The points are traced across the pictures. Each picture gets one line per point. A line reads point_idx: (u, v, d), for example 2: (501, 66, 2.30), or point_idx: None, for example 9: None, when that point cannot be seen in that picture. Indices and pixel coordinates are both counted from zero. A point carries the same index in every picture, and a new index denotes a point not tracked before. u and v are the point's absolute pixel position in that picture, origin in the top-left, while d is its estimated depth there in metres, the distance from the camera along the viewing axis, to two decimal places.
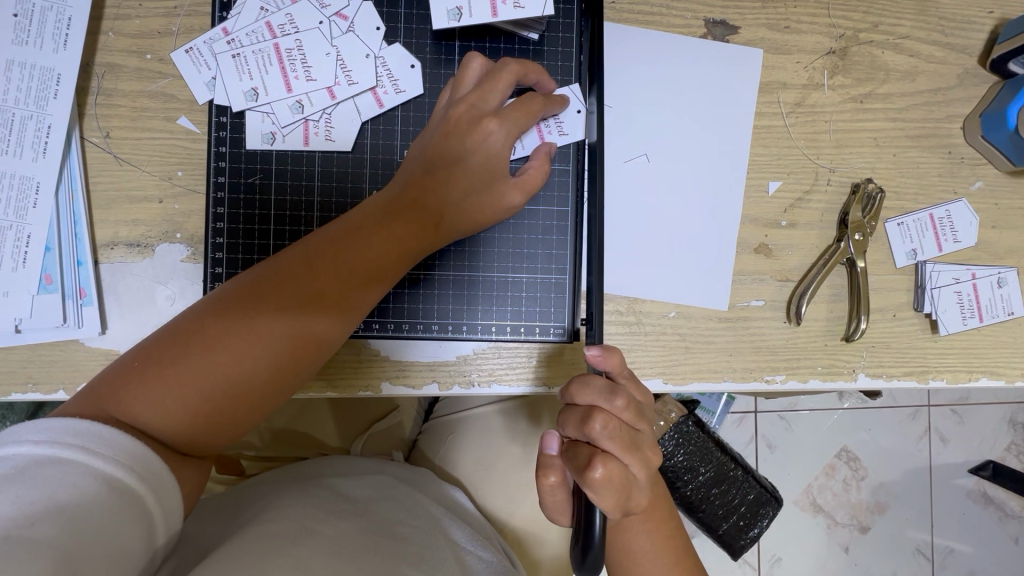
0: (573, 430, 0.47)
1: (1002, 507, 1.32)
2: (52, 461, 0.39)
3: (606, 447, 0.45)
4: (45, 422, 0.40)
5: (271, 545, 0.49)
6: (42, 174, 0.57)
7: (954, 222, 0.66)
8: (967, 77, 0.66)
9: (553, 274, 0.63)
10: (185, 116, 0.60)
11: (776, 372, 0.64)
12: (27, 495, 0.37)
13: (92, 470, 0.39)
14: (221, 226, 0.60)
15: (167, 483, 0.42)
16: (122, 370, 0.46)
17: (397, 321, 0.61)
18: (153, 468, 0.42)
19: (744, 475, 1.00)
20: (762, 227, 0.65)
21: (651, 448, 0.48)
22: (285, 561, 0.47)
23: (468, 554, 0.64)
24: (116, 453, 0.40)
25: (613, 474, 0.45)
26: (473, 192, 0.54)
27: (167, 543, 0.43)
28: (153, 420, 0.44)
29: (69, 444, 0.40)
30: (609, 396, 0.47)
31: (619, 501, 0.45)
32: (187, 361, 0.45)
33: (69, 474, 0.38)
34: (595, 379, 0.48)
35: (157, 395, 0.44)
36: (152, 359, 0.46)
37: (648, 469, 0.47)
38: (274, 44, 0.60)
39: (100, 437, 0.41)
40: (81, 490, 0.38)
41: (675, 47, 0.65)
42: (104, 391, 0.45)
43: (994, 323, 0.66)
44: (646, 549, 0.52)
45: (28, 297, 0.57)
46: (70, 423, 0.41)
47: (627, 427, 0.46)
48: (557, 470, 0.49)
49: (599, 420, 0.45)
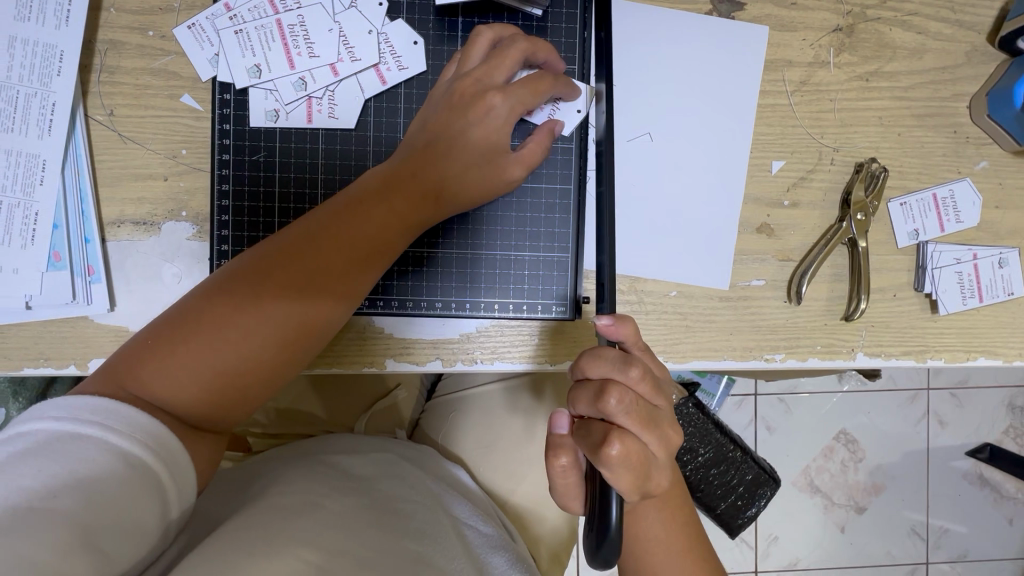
0: (587, 406, 0.47)
1: (998, 489, 1.34)
2: (71, 436, 0.40)
3: (621, 422, 0.46)
4: (66, 400, 0.42)
5: (277, 518, 0.50)
6: (49, 152, 0.58)
7: (957, 202, 0.65)
8: (975, 55, 0.66)
9: (556, 253, 0.63)
10: (189, 93, 0.60)
11: (776, 350, 0.65)
12: (49, 468, 0.38)
13: (109, 445, 0.40)
14: (226, 204, 0.60)
15: (181, 458, 0.43)
16: (136, 349, 0.47)
17: (402, 299, 0.62)
18: (166, 443, 0.43)
19: (744, 456, 1.02)
20: (764, 207, 0.65)
21: (669, 427, 0.48)
22: (290, 534, 0.48)
23: (468, 530, 0.66)
24: (131, 429, 0.42)
25: (630, 450, 0.45)
26: (476, 167, 0.55)
27: (182, 516, 0.44)
28: (166, 396, 0.45)
29: (88, 420, 0.41)
30: (623, 367, 0.47)
31: (637, 480, 0.46)
32: (199, 337, 0.46)
33: (88, 449, 0.40)
34: (608, 351, 0.48)
35: (170, 371, 0.46)
36: (165, 336, 0.47)
37: (666, 447, 0.48)
38: (276, 20, 0.60)
39: (119, 415, 0.42)
40: (98, 464, 0.39)
41: (681, 24, 0.64)
42: (119, 369, 0.46)
43: (993, 303, 0.66)
44: (656, 535, 0.53)
45: (37, 274, 0.58)
46: (88, 401, 0.42)
47: (643, 401, 0.47)
48: (569, 450, 0.50)
49: (614, 395, 0.46)
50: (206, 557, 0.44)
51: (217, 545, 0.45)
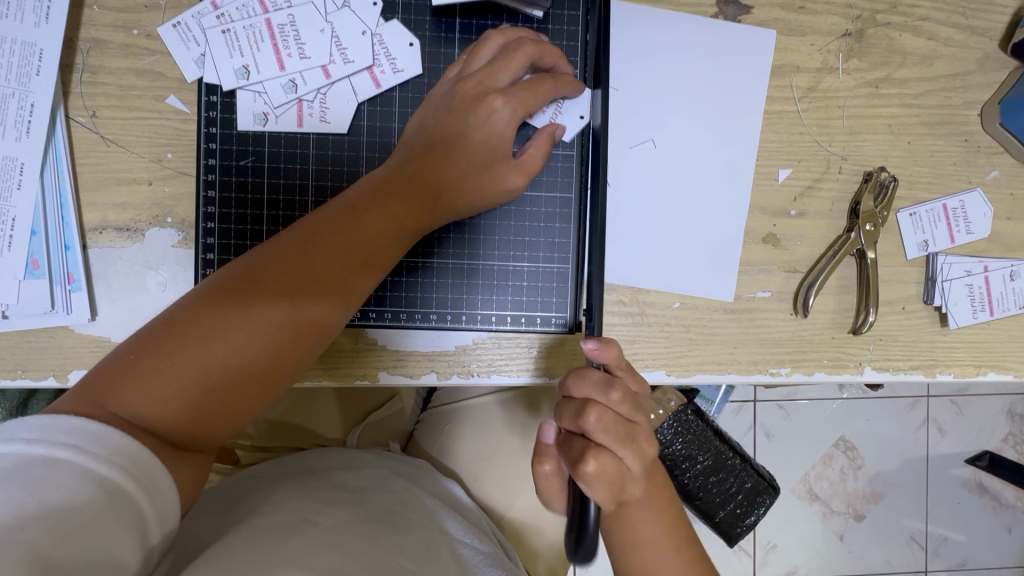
0: (567, 422, 0.46)
1: (997, 498, 1.32)
2: (44, 461, 0.38)
3: (598, 441, 0.44)
4: (37, 419, 0.39)
5: (266, 540, 0.48)
6: (27, 154, 0.55)
7: (968, 213, 0.64)
8: (987, 62, 0.64)
9: (555, 263, 0.61)
10: (174, 95, 0.58)
11: (782, 364, 0.63)
12: (19, 496, 0.36)
13: (86, 470, 0.38)
14: (212, 210, 0.58)
15: (162, 483, 0.41)
16: (117, 365, 0.44)
17: (395, 310, 0.60)
18: (147, 466, 0.41)
19: (744, 464, 1.00)
20: (770, 217, 0.63)
21: (648, 442, 0.46)
22: (280, 555, 0.46)
23: (464, 549, 0.64)
24: (110, 452, 0.39)
25: (606, 467, 0.44)
26: (476, 171, 0.53)
27: (164, 542, 0.42)
28: (149, 415, 0.43)
29: (62, 443, 0.39)
30: (605, 390, 0.45)
31: (611, 494, 0.45)
32: (185, 351, 0.44)
33: (62, 475, 0.38)
34: (592, 371, 0.46)
35: (154, 388, 0.43)
36: (147, 350, 0.44)
37: (644, 462, 0.46)
38: (266, 19, 0.57)
39: (96, 437, 0.40)
40: (74, 492, 0.37)
41: (685, 27, 0.62)
42: (97, 386, 0.43)
43: (1004, 316, 0.64)
44: (648, 537, 0.51)
45: (15, 282, 0.56)
46: (62, 422, 0.40)
47: (624, 421, 0.45)
48: (552, 459, 0.49)
49: (593, 413, 0.44)
50: None
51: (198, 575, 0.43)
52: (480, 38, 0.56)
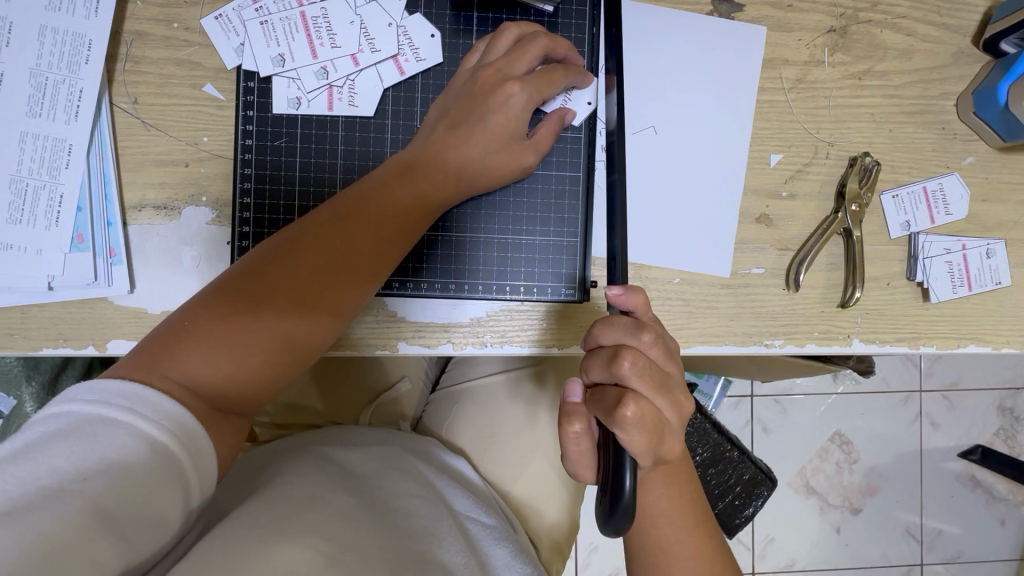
0: (600, 373, 0.49)
1: (989, 490, 1.36)
2: (102, 420, 0.41)
3: (634, 387, 0.47)
4: (95, 383, 0.43)
5: (287, 509, 0.51)
6: (74, 136, 0.59)
7: (946, 195, 0.69)
8: (962, 56, 0.69)
9: (565, 237, 0.66)
10: (211, 83, 0.62)
11: (775, 336, 0.67)
12: (81, 451, 0.40)
13: (136, 431, 0.42)
14: (247, 186, 0.62)
15: (203, 447, 0.45)
16: (170, 332, 0.49)
17: (416, 280, 0.64)
18: (190, 431, 0.44)
19: (740, 456, 1.05)
20: (763, 198, 0.67)
21: (680, 392, 0.50)
22: (299, 526, 0.49)
23: (470, 523, 0.67)
24: (159, 416, 0.43)
25: (644, 413, 0.46)
26: (495, 151, 0.58)
27: (204, 497, 0.45)
28: (203, 374, 0.47)
29: (116, 405, 0.42)
30: (635, 333, 0.49)
31: (651, 443, 0.47)
32: (236, 317, 0.49)
33: (117, 434, 0.41)
34: (620, 318, 0.50)
35: (206, 352, 0.48)
36: (200, 317, 0.49)
37: (676, 411, 0.49)
38: (300, 12, 0.62)
39: (146, 400, 0.43)
40: (126, 450, 0.41)
41: (684, 23, 0.67)
42: (152, 352, 0.47)
43: (982, 292, 0.69)
44: (665, 510, 0.54)
45: (61, 255, 0.60)
46: (119, 384, 0.44)
47: (656, 366, 0.48)
48: (582, 417, 0.50)
49: (628, 357, 0.47)
50: (224, 538, 0.45)
51: (229, 531, 0.46)
52: (497, 29, 0.61)
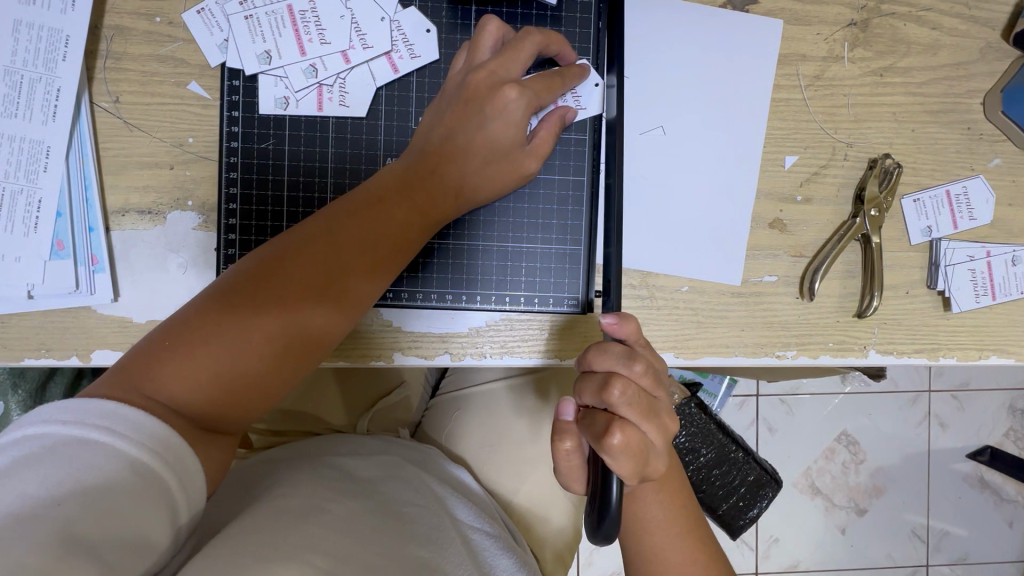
0: (591, 397, 0.46)
1: (998, 492, 1.33)
2: (76, 441, 0.39)
3: (622, 413, 0.45)
4: (70, 401, 0.41)
5: (286, 524, 0.49)
6: (53, 138, 0.57)
7: (971, 199, 0.65)
8: (990, 51, 0.65)
9: (568, 245, 0.63)
10: (196, 81, 0.59)
11: (788, 347, 0.64)
12: (55, 474, 0.38)
13: (115, 450, 0.40)
14: (234, 191, 0.59)
15: (190, 465, 0.43)
16: (150, 349, 0.46)
17: (411, 290, 0.61)
18: (175, 448, 0.42)
19: (746, 457, 1.02)
20: (777, 202, 0.64)
21: (668, 416, 0.47)
22: (296, 541, 0.47)
23: (475, 533, 0.65)
24: (140, 435, 0.41)
25: (631, 440, 0.44)
26: (492, 162, 0.55)
27: (193, 516, 0.43)
28: (185, 398, 0.45)
29: (93, 424, 0.40)
30: (627, 362, 0.46)
31: (637, 468, 0.44)
32: (219, 340, 0.46)
33: (94, 455, 0.39)
34: (613, 345, 0.47)
35: (190, 374, 0.45)
36: (182, 337, 0.46)
37: (665, 436, 0.46)
38: (286, 6, 0.59)
39: (126, 419, 0.41)
40: (105, 472, 0.39)
41: (695, 16, 0.63)
42: (133, 370, 0.45)
43: (1006, 301, 0.65)
44: (656, 517, 0.52)
45: (40, 262, 0.57)
46: (97, 404, 0.41)
47: (646, 393, 0.46)
48: (574, 436, 0.48)
49: (617, 386, 0.45)
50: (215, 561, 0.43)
51: (222, 550, 0.44)
52: (479, 22, 0.57)
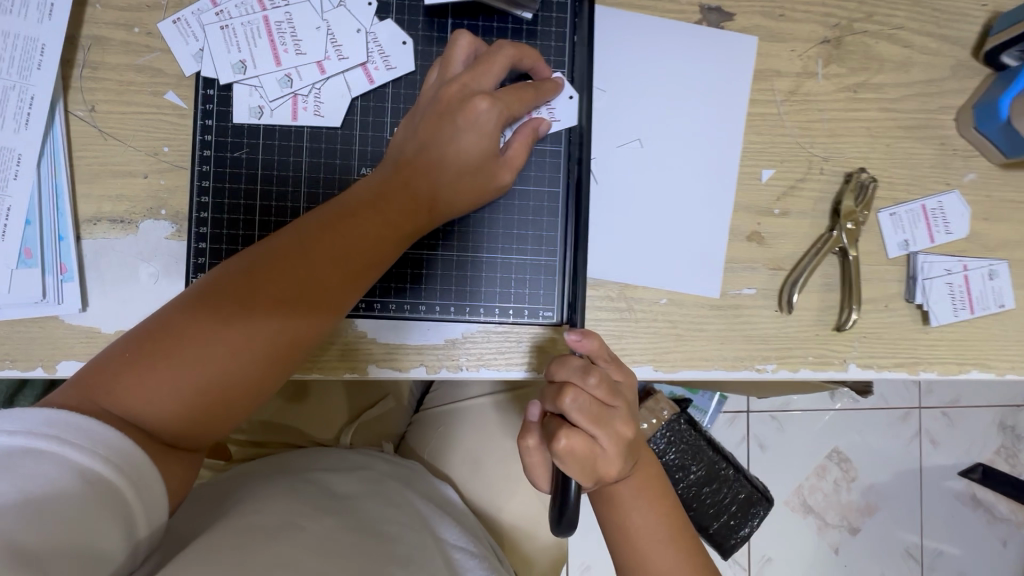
0: (548, 404, 0.47)
1: (991, 510, 1.32)
2: (25, 453, 0.38)
3: (573, 421, 0.45)
4: (20, 411, 0.40)
5: (256, 541, 0.47)
6: (25, 145, 0.56)
7: (946, 214, 0.65)
8: (961, 69, 0.66)
9: (543, 256, 0.62)
10: (173, 91, 0.59)
11: (767, 360, 0.64)
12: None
13: (67, 461, 0.38)
14: (205, 200, 0.59)
15: (148, 475, 0.41)
16: (111, 362, 0.45)
17: (385, 302, 0.60)
18: (132, 459, 0.41)
19: (736, 475, 1.00)
20: (755, 215, 0.64)
21: (626, 428, 0.46)
22: (266, 559, 0.45)
23: (457, 552, 0.63)
24: (94, 444, 0.40)
25: (576, 446, 0.44)
26: (467, 173, 0.55)
27: (151, 530, 0.41)
28: (145, 413, 0.44)
29: (45, 434, 0.39)
30: (582, 372, 0.46)
31: (586, 471, 0.45)
32: (183, 352, 0.45)
33: (43, 466, 0.38)
34: (573, 357, 0.47)
35: (152, 388, 0.44)
36: (145, 349, 0.45)
37: (620, 448, 0.46)
38: (263, 17, 0.59)
39: (79, 429, 0.40)
40: (55, 483, 0.37)
41: (671, 31, 0.64)
42: (93, 383, 0.44)
43: (985, 315, 0.65)
44: (642, 524, 0.51)
45: (7, 271, 0.56)
46: (50, 415, 0.40)
47: (602, 403, 0.46)
48: (535, 438, 0.50)
49: (569, 394, 0.45)
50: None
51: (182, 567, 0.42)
52: (451, 38, 0.58)
